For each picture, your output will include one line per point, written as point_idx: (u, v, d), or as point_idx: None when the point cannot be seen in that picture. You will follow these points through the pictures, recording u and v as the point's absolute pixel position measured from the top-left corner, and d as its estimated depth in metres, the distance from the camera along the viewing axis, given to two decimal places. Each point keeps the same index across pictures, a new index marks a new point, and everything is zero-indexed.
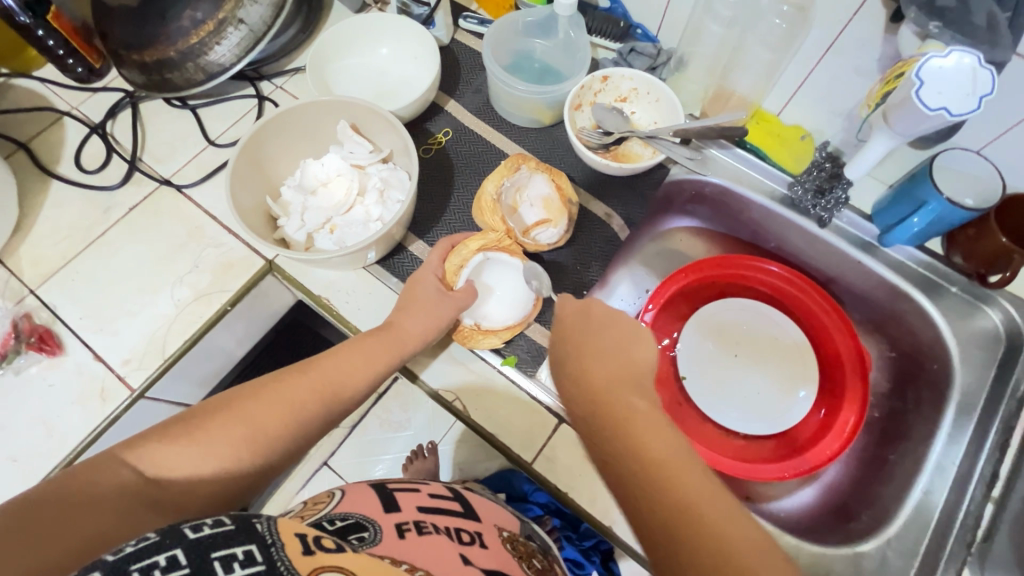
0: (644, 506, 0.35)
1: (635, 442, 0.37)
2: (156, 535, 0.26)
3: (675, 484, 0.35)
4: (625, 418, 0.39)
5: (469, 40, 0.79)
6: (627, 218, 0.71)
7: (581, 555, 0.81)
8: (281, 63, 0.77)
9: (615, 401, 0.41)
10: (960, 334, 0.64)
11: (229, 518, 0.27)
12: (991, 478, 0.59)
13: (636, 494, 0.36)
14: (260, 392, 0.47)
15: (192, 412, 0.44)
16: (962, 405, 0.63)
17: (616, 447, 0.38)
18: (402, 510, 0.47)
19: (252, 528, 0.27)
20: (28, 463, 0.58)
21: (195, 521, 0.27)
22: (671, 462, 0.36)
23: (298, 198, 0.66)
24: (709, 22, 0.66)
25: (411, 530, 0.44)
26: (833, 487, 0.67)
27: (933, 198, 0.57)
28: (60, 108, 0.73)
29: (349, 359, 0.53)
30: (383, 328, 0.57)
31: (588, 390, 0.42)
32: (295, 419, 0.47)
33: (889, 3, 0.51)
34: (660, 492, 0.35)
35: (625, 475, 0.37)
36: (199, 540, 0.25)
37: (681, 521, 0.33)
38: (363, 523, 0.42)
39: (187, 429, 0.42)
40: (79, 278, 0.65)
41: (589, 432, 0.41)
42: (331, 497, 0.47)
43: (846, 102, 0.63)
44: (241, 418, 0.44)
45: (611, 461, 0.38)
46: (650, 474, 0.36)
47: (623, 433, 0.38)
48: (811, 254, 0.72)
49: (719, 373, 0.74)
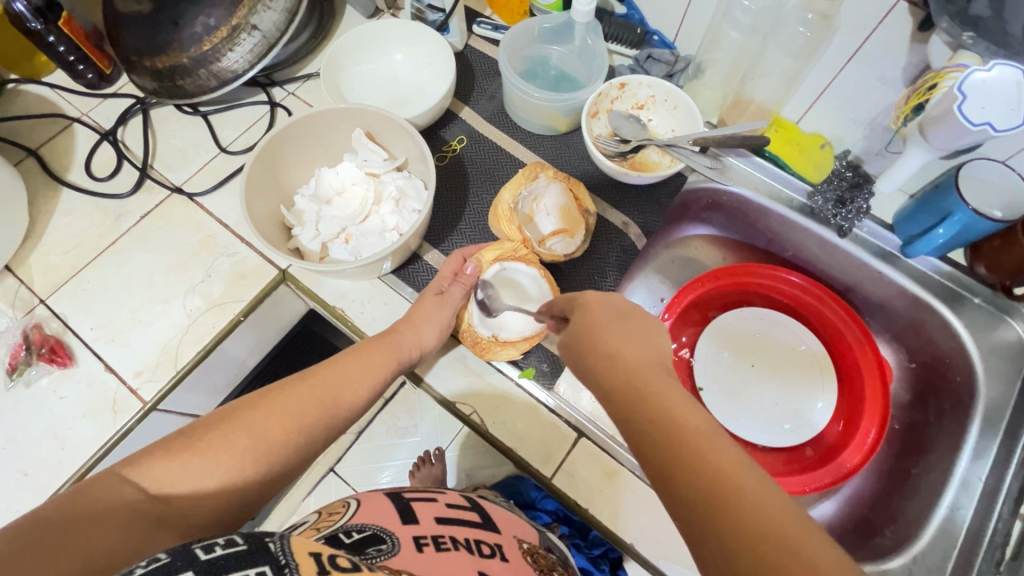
0: (673, 480, 0.32)
1: (663, 412, 0.34)
2: (167, 555, 0.25)
3: (708, 453, 0.31)
4: (646, 390, 0.36)
5: (484, 47, 0.78)
6: (645, 227, 0.71)
7: (590, 563, 0.79)
8: (293, 69, 0.76)
9: (633, 370, 0.37)
10: (984, 345, 0.63)
11: (240, 537, 0.26)
12: (1018, 495, 0.57)
13: (666, 465, 0.32)
14: (260, 402, 0.45)
15: (193, 424, 0.42)
16: (987, 418, 0.62)
17: (641, 420, 0.35)
18: (420, 522, 0.46)
19: (266, 548, 0.26)
20: (39, 478, 0.57)
21: (207, 541, 0.26)
22: (699, 431, 0.33)
23: (312, 207, 0.65)
24: (728, 28, 0.66)
25: (429, 545, 0.42)
26: (856, 500, 0.67)
27: (959, 209, 0.57)
28: (71, 115, 0.73)
29: (351, 367, 0.52)
30: (381, 334, 0.57)
31: (603, 386, 0.39)
32: (298, 426, 0.46)
33: (916, 11, 0.50)
34: (692, 461, 0.31)
35: (651, 447, 0.33)
36: (211, 562, 0.24)
37: (718, 494, 0.30)
38: (381, 535, 0.41)
39: (187, 439, 0.40)
40: (90, 287, 0.64)
41: (609, 408, 0.38)
42: (347, 506, 0.46)
43: (868, 111, 0.62)
44: (244, 427, 0.43)
45: (637, 433, 0.35)
46: (681, 443, 0.32)
47: (647, 403, 0.35)
48: (829, 263, 0.71)
49: (737, 385, 0.73)
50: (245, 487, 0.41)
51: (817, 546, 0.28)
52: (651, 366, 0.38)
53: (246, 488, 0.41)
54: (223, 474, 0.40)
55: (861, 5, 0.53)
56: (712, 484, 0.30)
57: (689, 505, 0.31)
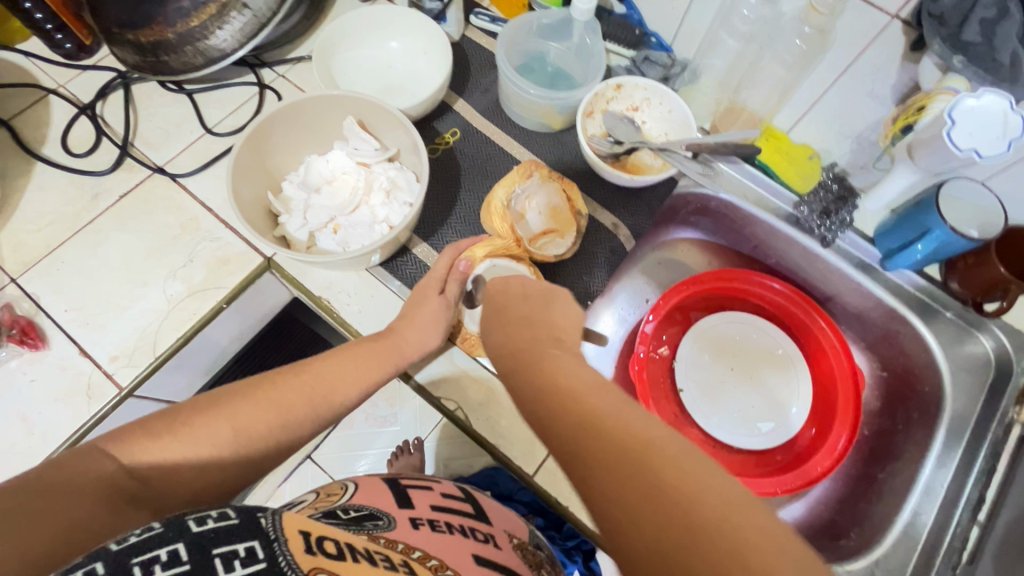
0: (593, 473, 0.32)
1: (596, 423, 0.34)
2: (160, 526, 0.26)
3: (611, 424, 0.34)
4: (572, 394, 0.37)
5: (479, 38, 0.77)
6: (634, 229, 0.71)
7: (564, 554, 0.81)
8: (283, 51, 0.74)
9: (572, 388, 0.37)
10: (951, 357, 0.66)
11: (232, 511, 0.28)
12: (977, 502, 0.60)
13: (575, 448, 0.34)
14: (249, 393, 0.44)
15: (181, 403, 0.41)
16: (951, 429, 0.64)
17: (568, 418, 0.36)
18: (416, 506, 0.46)
19: (257, 523, 0.28)
20: (7, 462, 0.55)
21: (199, 514, 0.27)
22: (633, 435, 0.33)
23: (300, 195, 0.64)
24: (726, 35, 0.66)
25: (425, 525, 0.43)
26: (822, 502, 0.69)
27: (936, 226, 0.58)
28: (47, 86, 0.70)
29: (346, 365, 0.50)
30: (379, 334, 0.55)
31: (535, 371, 0.41)
32: (283, 422, 0.44)
33: (909, 30, 0.51)
34: (599, 439, 0.33)
35: (567, 429, 0.35)
36: (203, 534, 0.26)
37: (654, 492, 0.30)
38: (377, 513, 0.41)
39: (173, 423, 0.39)
40: (65, 267, 0.62)
41: (534, 393, 0.39)
42: (345, 489, 0.45)
43: (857, 126, 0.64)
44: (226, 415, 0.41)
45: (558, 423, 0.36)
46: (586, 425, 0.34)
47: (582, 412, 0.35)
48: (811, 272, 0.73)
49: (716, 388, 0.75)
50: (229, 471, 0.41)
51: (698, 487, 0.30)
52: (582, 383, 0.38)
53: (226, 476, 0.41)
54: (203, 463, 0.39)
55: (857, 21, 0.54)
56: (615, 451, 0.32)
57: (591, 475, 0.32)
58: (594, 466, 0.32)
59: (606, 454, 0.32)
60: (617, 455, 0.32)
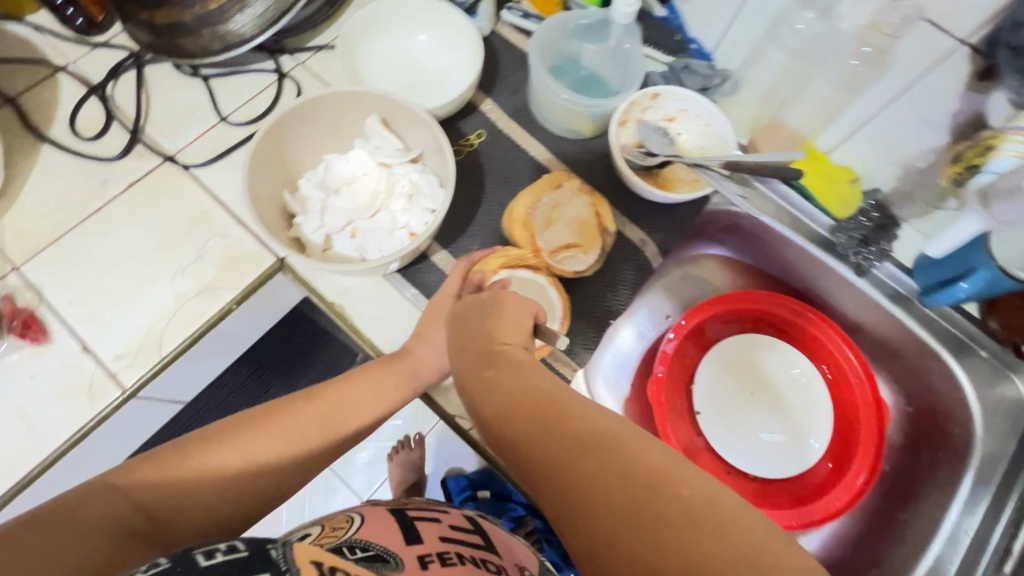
0: (605, 510, 0.31)
1: (618, 461, 0.32)
2: (168, 561, 0.24)
3: (627, 457, 0.32)
4: (575, 422, 0.34)
5: (510, 34, 0.73)
6: (663, 246, 0.68)
7: (559, 557, 0.72)
8: (304, 37, 0.70)
9: (571, 414, 0.35)
10: (982, 396, 0.63)
11: (242, 543, 0.25)
12: (1003, 554, 0.56)
13: (583, 481, 0.32)
14: (262, 421, 0.42)
15: (193, 433, 0.39)
16: (981, 470, 0.62)
17: (570, 449, 0.33)
18: (425, 541, 0.44)
19: (267, 555, 0.25)
20: (6, 460, 0.54)
21: (207, 547, 0.25)
22: (647, 471, 0.31)
23: (318, 195, 0.61)
24: (773, 49, 0.62)
25: (434, 563, 0.41)
26: (838, 538, 0.69)
27: (983, 265, 0.55)
28: (56, 63, 0.66)
29: (361, 389, 0.48)
30: (396, 355, 0.52)
31: (530, 394, 0.37)
32: (296, 451, 0.42)
33: (976, 59, 0.48)
34: (608, 474, 0.31)
35: (572, 460, 0.33)
36: (211, 569, 0.24)
37: (669, 535, 0.29)
38: (385, 556, 0.38)
39: (185, 454, 0.37)
40: (69, 257, 0.59)
41: (529, 415, 0.36)
42: (350, 522, 0.43)
43: (905, 152, 0.60)
44: (236, 447, 0.39)
45: (563, 454, 0.33)
46: (589, 455, 0.32)
47: (590, 454, 0.32)
48: (841, 299, 0.70)
49: (734, 412, 0.71)
50: (242, 502, 0.39)
51: (710, 529, 0.29)
52: (588, 411, 0.35)
53: (238, 508, 0.38)
54: (215, 495, 0.37)
55: (921, 45, 0.50)
56: (628, 488, 0.31)
57: (601, 514, 0.31)
58: (606, 503, 0.31)
59: (616, 491, 0.31)
60: (629, 492, 0.31)
